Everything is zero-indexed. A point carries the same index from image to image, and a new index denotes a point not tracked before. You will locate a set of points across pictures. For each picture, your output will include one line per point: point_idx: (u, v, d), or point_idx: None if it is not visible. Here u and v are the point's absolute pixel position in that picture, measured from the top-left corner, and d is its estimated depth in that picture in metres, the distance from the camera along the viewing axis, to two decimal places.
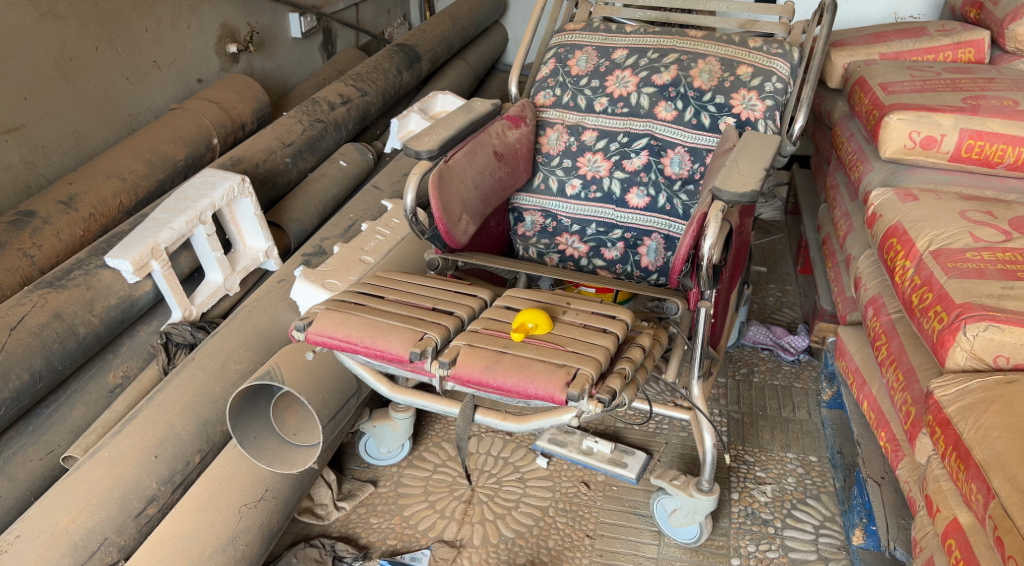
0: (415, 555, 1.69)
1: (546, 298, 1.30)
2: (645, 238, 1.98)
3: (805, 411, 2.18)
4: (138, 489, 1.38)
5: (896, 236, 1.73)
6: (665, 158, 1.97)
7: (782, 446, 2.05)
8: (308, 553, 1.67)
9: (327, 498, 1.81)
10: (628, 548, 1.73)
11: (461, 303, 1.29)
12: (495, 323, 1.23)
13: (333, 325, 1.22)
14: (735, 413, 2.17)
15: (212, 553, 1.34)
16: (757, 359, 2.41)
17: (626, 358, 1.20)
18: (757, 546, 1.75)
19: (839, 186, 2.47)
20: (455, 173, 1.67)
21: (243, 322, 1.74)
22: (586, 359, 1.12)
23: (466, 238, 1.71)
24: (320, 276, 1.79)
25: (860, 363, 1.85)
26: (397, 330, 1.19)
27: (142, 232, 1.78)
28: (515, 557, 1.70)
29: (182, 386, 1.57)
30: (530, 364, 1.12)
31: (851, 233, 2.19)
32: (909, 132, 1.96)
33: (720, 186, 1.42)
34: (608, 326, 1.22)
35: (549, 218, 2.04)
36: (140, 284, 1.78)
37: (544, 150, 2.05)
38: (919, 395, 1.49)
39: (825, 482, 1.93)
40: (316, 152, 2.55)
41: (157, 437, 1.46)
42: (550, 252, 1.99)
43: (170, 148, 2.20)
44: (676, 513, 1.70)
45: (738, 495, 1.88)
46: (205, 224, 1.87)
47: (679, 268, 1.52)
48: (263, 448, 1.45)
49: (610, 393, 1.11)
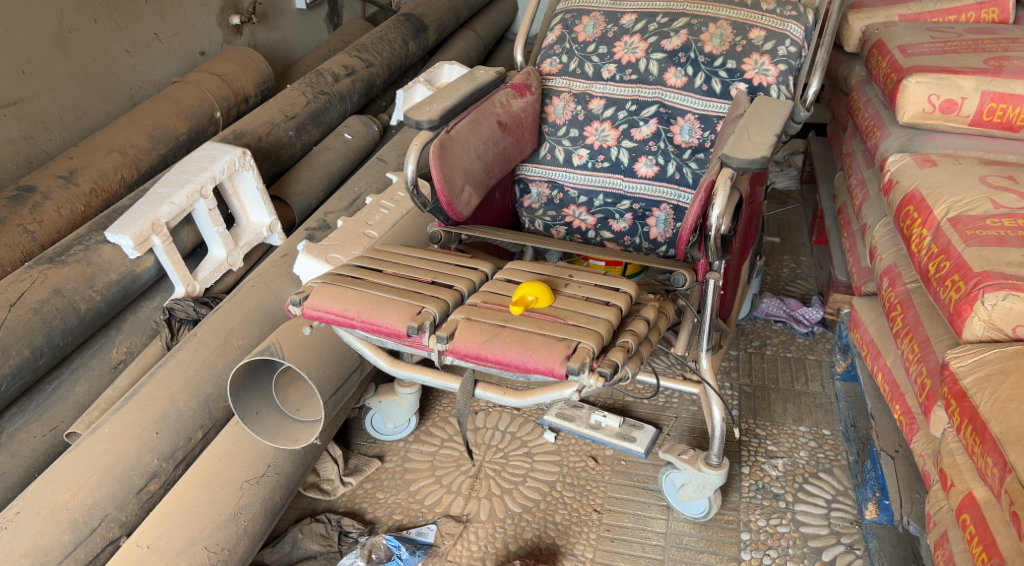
0: (421, 530, 1.68)
1: (548, 271, 1.24)
2: (654, 209, 1.93)
3: (819, 384, 2.15)
4: (139, 465, 1.37)
5: (913, 203, 1.68)
6: (675, 126, 1.92)
7: (794, 420, 2.02)
8: (314, 528, 1.66)
9: (333, 473, 1.79)
10: (636, 523, 1.71)
11: (461, 277, 1.23)
12: (494, 296, 1.17)
13: (330, 299, 1.17)
14: (746, 386, 2.14)
15: (213, 529, 1.32)
16: (770, 332, 2.38)
17: (629, 331, 1.14)
18: (768, 521, 1.72)
19: (856, 153, 2.40)
20: (457, 143, 1.63)
21: (246, 297, 1.73)
22: (587, 332, 1.07)
23: (469, 209, 1.67)
24: (323, 251, 1.80)
25: (874, 334, 1.82)
26: (393, 305, 1.14)
27: (143, 206, 1.76)
28: (522, 532, 1.69)
29: (184, 361, 1.56)
30: (529, 338, 1.07)
31: (867, 201, 2.13)
32: (928, 96, 1.90)
33: (728, 152, 1.36)
34: (612, 298, 1.16)
35: (555, 189, 2.00)
36: (141, 260, 1.77)
37: (550, 119, 2.00)
38: (934, 365, 1.44)
39: (838, 456, 1.90)
40: (320, 124, 2.51)
41: (158, 414, 1.45)
42: (556, 225, 1.96)
43: (171, 122, 2.17)
44: (684, 488, 1.67)
45: (749, 469, 1.86)
46: (206, 199, 1.85)
47: (687, 239, 1.46)
48: (266, 424, 1.44)
49: (612, 366, 1.06)
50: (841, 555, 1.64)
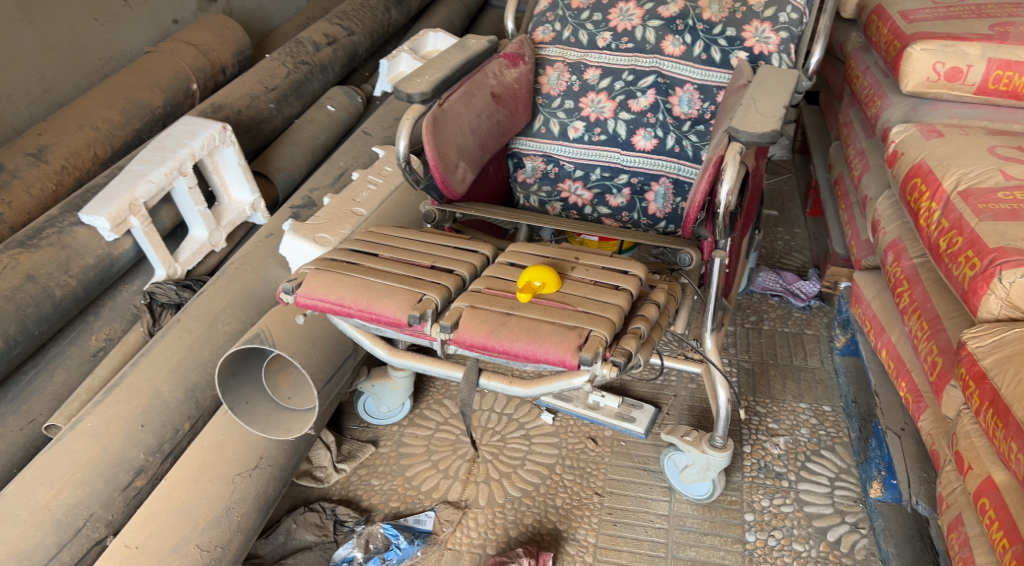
0: (419, 518, 1.64)
1: (553, 253, 1.17)
2: (652, 183, 1.87)
3: (817, 358, 2.13)
4: (124, 460, 1.30)
5: (920, 175, 1.63)
6: (673, 97, 1.85)
7: (794, 397, 2.00)
8: (308, 518, 1.61)
9: (326, 460, 1.74)
10: (638, 505, 1.68)
11: (461, 261, 1.17)
12: (499, 282, 1.10)
13: (325, 287, 1.10)
14: (745, 362, 2.12)
15: (206, 526, 1.26)
16: (767, 307, 2.35)
17: (640, 317, 1.08)
18: (772, 501, 1.69)
19: (853, 123, 2.35)
20: (451, 116, 1.55)
21: (230, 280, 1.67)
22: (598, 319, 1.01)
23: (464, 186, 1.59)
24: (310, 230, 1.76)
25: (878, 310, 1.79)
26: (393, 292, 1.08)
27: (119, 185, 1.67)
28: (522, 517, 1.65)
29: (168, 349, 1.48)
30: (538, 327, 1.01)
31: (867, 172, 2.09)
32: (932, 63, 1.85)
33: (737, 126, 1.29)
34: (622, 282, 1.10)
35: (550, 163, 1.93)
36: (119, 242, 1.69)
37: (544, 90, 1.92)
38: (945, 344, 1.41)
39: (839, 433, 1.88)
40: (302, 96, 2.41)
41: (143, 406, 1.37)
42: (552, 201, 1.89)
43: (145, 95, 2.06)
44: (688, 470, 1.64)
45: (750, 448, 1.83)
46: (186, 176, 1.77)
47: (694, 218, 1.39)
48: (256, 414, 1.39)
49: (626, 355, 1.01)
50: (846, 534, 1.61)
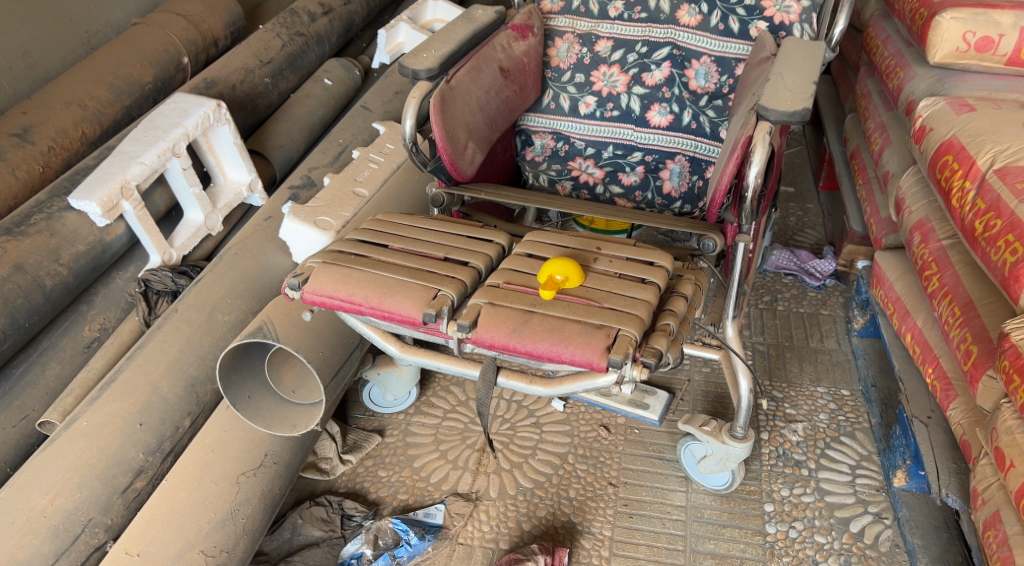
0: (429, 511, 1.58)
1: (573, 243, 1.09)
2: (667, 160, 1.78)
3: (834, 341, 2.08)
4: (123, 461, 1.23)
5: (951, 152, 1.55)
6: (690, 70, 1.74)
7: (811, 380, 1.95)
8: (314, 512, 1.56)
9: (331, 451, 1.69)
10: (655, 496, 1.63)
11: (476, 252, 1.10)
12: (518, 276, 1.02)
13: (334, 282, 1.03)
14: (760, 345, 2.06)
15: (210, 531, 1.19)
16: (781, 286, 2.29)
17: (669, 312, 1.01)
18: (792, 490, 1.65)
19: (871, 95, 2.27)
20: (459, 94, 1.46)
21: (230, 266, 1.61)
22: (626, 318, 0.94)
23: (473, 168, 1.51)
24: (311, 213, 1.70)
25: (901, 292, 1.74)
26: (406, 288, 1.01)
27: (109, 167, 1.59)
28: (535, 510, 1.60)
29: (165, 341, 1.41)
30: (562, 326, 0.94)
31: (887, 147, 2.02)
32: (963, 33, 1.75)
33: (764, 104, 1.19)
34: (648, 275, 1.03)
35: (560, 140, 1.84)
36: (112, 228, 1.61)
37: (553, 63, 1.81)
38: (980, 331, 1.35)
39: (859, 418, 1.83)
40: (298, 70, 2.31)
41: (141, 403, 1.30)
42: (563, 180, 1.81)
43: (134, 70, 1.97)
44: (706, 460, 1.59)
45: (768, 435, 1.78)
46: (180, 158, 1.69)
47: (720, 202, 1.29)
48: (260, 409, 1.34)
49: (657, 355, 0.94)
50: (869, 525, 1.57)
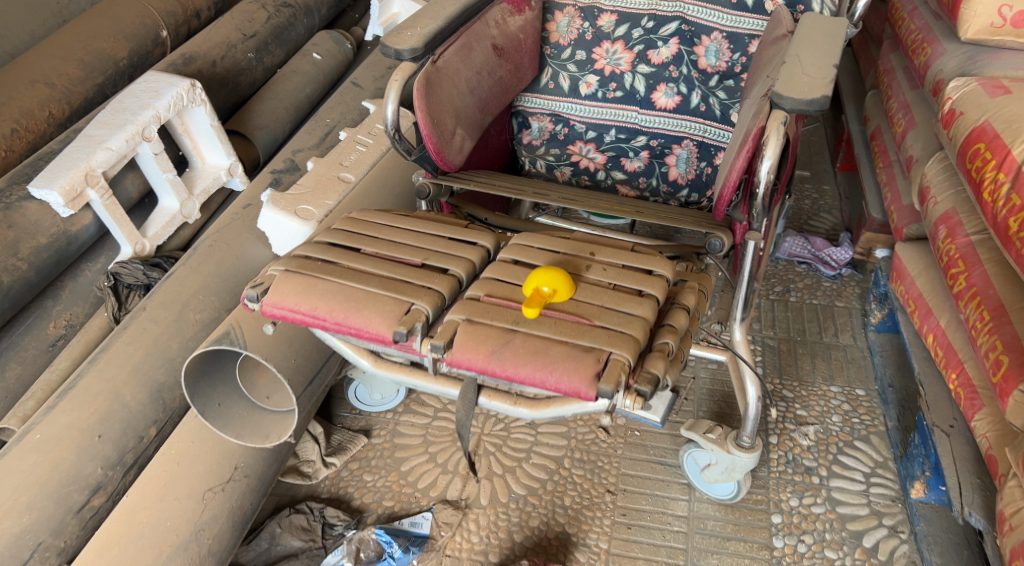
0: (415, 520, 1.49)
1: (564, 248, 0.99)
2: (674, 145, 1.65)
3: (849, 335, 1.96)
4: (79, 478, 1.15)
5: (984, 140, 1.42)
6: (699, 47, 1.59)
7: (824, 379, 1.84)
8: (294, 521, 1.47)
9: (314, 454, 1.61)
10: (655, 505, 1.53)
11: (457, 257, 0.99)
12: (501, 288, 0.91)
13: (296, 294, 0.92)
14: (771, 340, 1.95)
15: (171, 554, 1.11)
16: (793, 276, 2.17)
17: (668, 329, 0.91)
18: (801, 500, 1.55)
19: (895, 71, 2.12)
20: (446, 76, 1.34)
21: (204, 258, 1.51)
22: (619, 339, 0.84)
23: (462, 156, 1.39)
24: (290, 202, 1.59)
25: (924, 288, 1.62)
26: (375, 301, 0.90)
27: (73, 152, 1.48)
28: (527, 519, 1.51)
29: (130, 343, 1.31)
30: (547, 348, 0.83)
31: (911, 130, 1.89)
32: (998, 7, 1.61)
33: (779, 90, 1.05)
34: (646, 287, 0.92)
35: (559, 123, 1.71)
36: (77, 218, 1.50)
37: (552, 39, 1.67)
38: (1012, 340, 1.24)
39: (874, 421, 1.73)
40: (285, 44, 2.18)
41: (100, 412, 1.21)
42: (561, 166, 1.69)
43: (107, 45, 1.85)
44: (710, 469, 1.49)
45: (777, 439, 1.68)
46: (151, 142, 1.58)
47: (728, 200, 1.17)
48: (231, 418, 1.24)
49: (652, 382, 0.83)
50: (883, 540, 1.48)
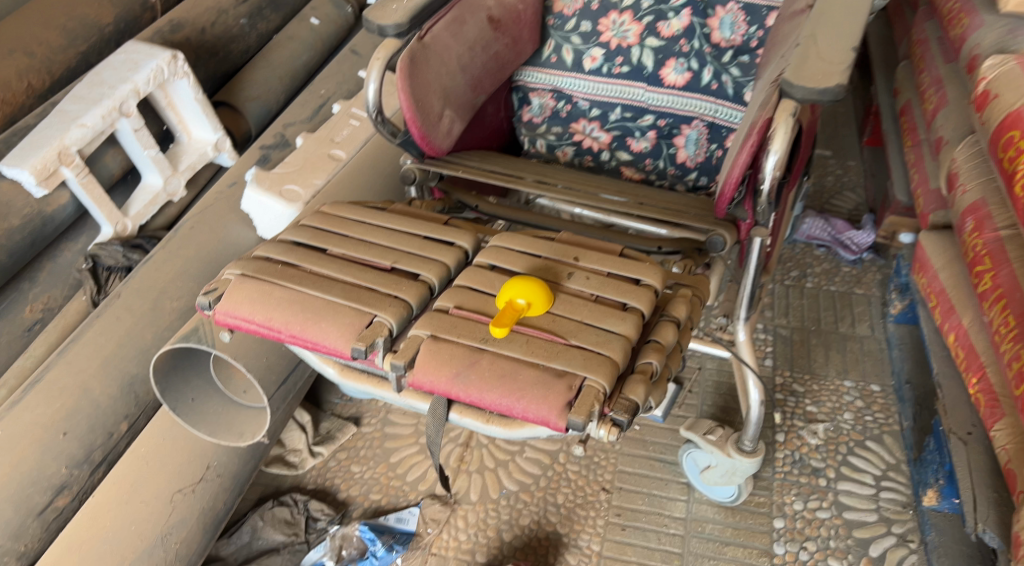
0: (401, 516, 1.44)
1: (546, 252, 0.90)
2: (683, 126, 1.50)
3: (867, 326, 1.86)
4: (41, 479, 1.11)
5: (1020, 127, 1.30)
6: (714, 19, 1.45)
7: (838, 373, 1.75)
8: (277, 514, 1.43)
9: (300, 443, 1.56)
10: (652, 506, 1.47)
11: (430, 260, 0.91)
12: (473, 298, 0.84)
13: (250, 301, 0.85)
14: (783, 329, 1.86)
15: (134, 561, 1.08)
16: (811, 259, 2.06)
17: (654, 347, 0.83)
18: (806, 504, 1.48)
19: (930, 43, 1.97)
20: (432, 53, 1.24)
21: (185, 241, 1.44)
22: (595, 363, 0.76)
23: (450, 140, 1.30)
24: (276, 182, 1.51)
25: (947, 283, 1.52)
26: (335, 312, 0.83)
27: (47, 129, 1.42)
28: (518, 517, 1.45)
29: (101, 333, 1.26)
30: (516, 372, 0.76)
31: (944, 108, 1.76)
32: None
33: (789, 77, 0.95)
34: (631, 300, 0.84)
35: (561, 100, 1.56)
36: (53, 198, 1.45)
37: (556, 8, 1.52)
38: None
39: (888, 419, 1.64)
40: (281, 7, 2.07)
41: (66, 409, 1.16)
42: (563, 145, 1.57)
43: (91, 11, 1.76)
44: (710, 472, 1.41)
45: (784, 437, 1.60)
46: (130, 117, 1.50)
47: (729, 197, 1.08)
48: (206, 414, 1.18)
49: (630, 411, 0.76)
50: (891, 549, 1.41)
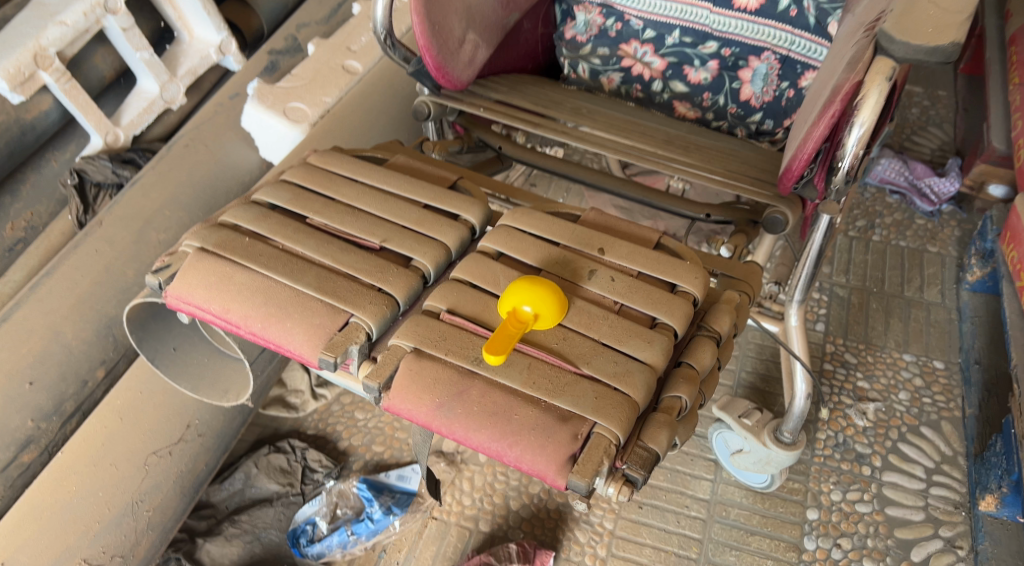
0: (403, 473, 1.34)
1: (566, 239, 0.73)
2: (751, 57, 1.24)
3: (937, 291, 1.66)
4: (5, 433, 1.04)
5: None
6: None
7: (898, 344, 1.56)
8: (272, 461, 1.35)
9: (302, 385, 1.46)
10: (673, 484, 1.35)
11: (426, 240, 0.75)
12: (469, 301, 0.68)
13: (206, 285, 0.71)
14: (841, 289, 1.66)
15: (101, 531, 1.04)
16: (882, 207, 1.83)
17: (683, 374, 0.67)
18: (845, 494, 1.35)
19: None
20: None
21: (179, 160, 1.29)
22: (607, 406, 0.61)
23: (473, 69, 1.09)
24: (280, 98, 1.34)
25: None
26: (304, 309, 0.69)
27: (20, 23, 1.24)
28: (527, 484, 1.35)
29: (76, 268, 1.14)
30: (511, 410, 0.62)
31: None
32: None
33: (886, 31, 0.75)
34: (662, 315, 0.68)
35: (610, 16, 1.31)
36: (31, 106, 1.30)
37: None
38: None
39: (950, 403, 1.47)
40: None
41: (35, 354, 1.07)
42: (609, 71, 1.32)
43: None
44: (741, 456, 1.27)
45: (829, 415, 1.45)
46: (116, 15, 1.32)
47: (797, 173, 0.87)
48: (189, 365, 1.05)
49: (647, 464, 0.62)
50: (936, 555, 1.27)
